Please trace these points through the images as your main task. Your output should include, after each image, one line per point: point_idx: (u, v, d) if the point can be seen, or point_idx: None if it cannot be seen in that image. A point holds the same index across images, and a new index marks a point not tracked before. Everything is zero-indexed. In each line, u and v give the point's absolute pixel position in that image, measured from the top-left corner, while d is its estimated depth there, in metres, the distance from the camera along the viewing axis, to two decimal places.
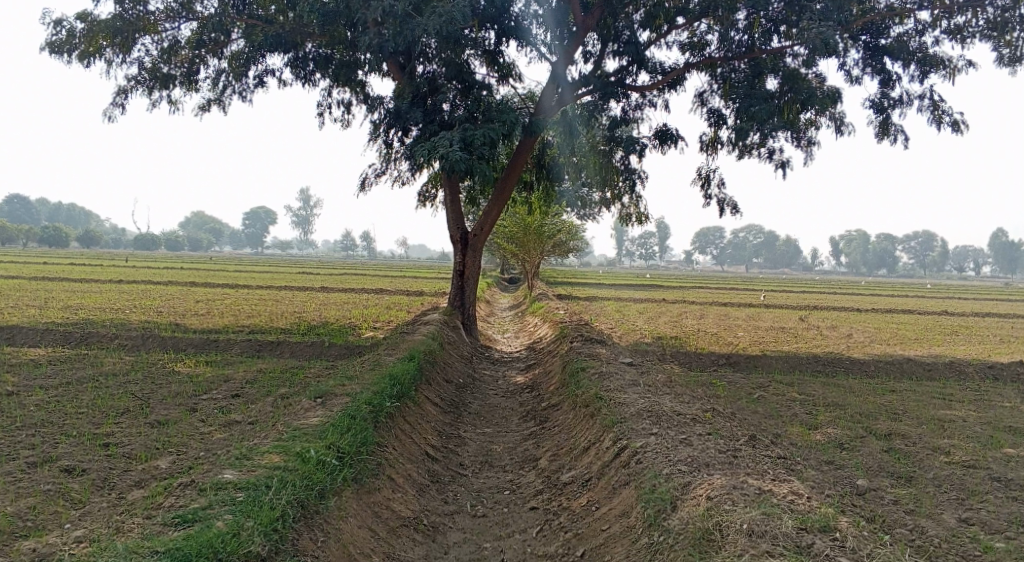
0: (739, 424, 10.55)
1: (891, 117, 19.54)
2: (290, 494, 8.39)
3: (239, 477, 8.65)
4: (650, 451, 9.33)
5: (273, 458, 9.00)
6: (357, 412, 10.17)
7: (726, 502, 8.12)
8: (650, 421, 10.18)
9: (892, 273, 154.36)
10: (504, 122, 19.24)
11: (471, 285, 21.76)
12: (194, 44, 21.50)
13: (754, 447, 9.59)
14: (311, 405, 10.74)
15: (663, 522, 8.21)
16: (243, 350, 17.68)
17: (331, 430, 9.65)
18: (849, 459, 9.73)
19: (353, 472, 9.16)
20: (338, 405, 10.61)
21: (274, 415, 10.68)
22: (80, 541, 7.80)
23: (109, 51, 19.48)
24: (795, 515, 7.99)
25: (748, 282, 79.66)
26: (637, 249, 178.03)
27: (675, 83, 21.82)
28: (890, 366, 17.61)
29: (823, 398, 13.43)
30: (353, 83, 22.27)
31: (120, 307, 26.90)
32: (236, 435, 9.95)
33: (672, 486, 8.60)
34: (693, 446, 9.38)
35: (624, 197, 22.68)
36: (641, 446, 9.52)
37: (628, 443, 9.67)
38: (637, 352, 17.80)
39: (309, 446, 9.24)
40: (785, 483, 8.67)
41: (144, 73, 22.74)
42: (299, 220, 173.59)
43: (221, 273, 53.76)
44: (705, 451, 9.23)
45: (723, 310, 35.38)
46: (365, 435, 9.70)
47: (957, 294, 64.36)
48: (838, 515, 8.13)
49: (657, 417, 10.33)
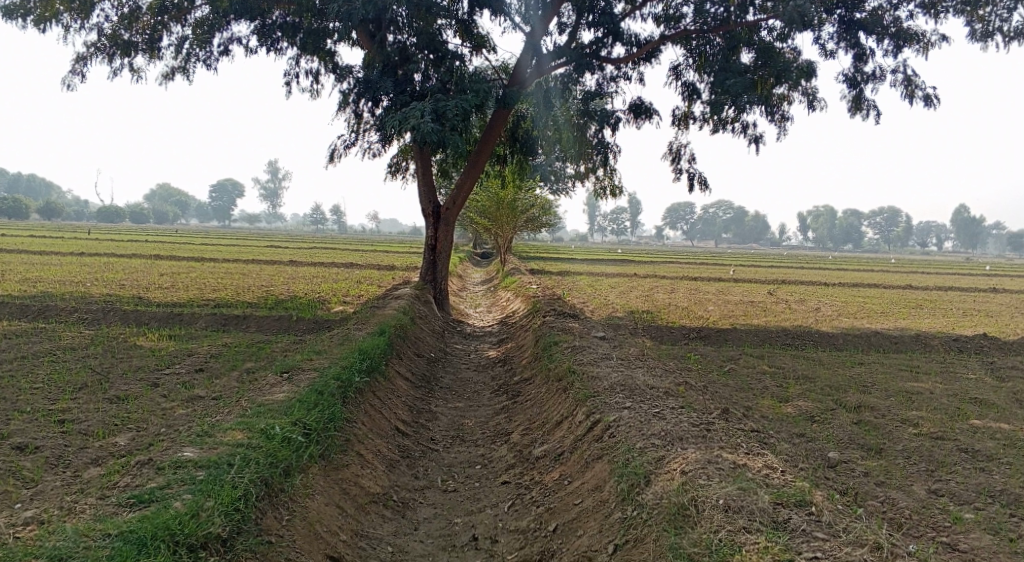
0: (712, 398, 10.50)
1: (864, 92, 19.53)
2: (252, 472, 8.15)
3: (200, 455, 8.42)
4: (623, 425, 9.24)
5: (237, 435, 8.78)
6: (324, 387, 9.95)
7: (701, 477, 8.05)
8: (624, 394, 10.08)
9: (858, 248, 156.30)
10: (476, 92, 18.93)
11: (442, 258, 21.51)
12: (156, 10, 20.86)
13: (728, 421, 9.54)
14: (277, 380, 10.50)
15: (637, 497, 8.14)
16: (208, 324, 17.33)
17: (297, 406, 9.43)
18: (821, 431, 9.72)
19: (320, 448, 8.96)
20: (305, 380, 10.39)
21: (238, 390, 10.43)
22: (31, 522, 7.55)
23: (66, 16, 18.82)
24: (771, 490, 7.94)
25: (717, 257, 80.16)
26: (608, 224, 178.34)
27: (649, 56, 21.60)
28: (858, 339, 17.72)
29: (794, 372, 13.44)
30: (321, 52, 21.76)
31: (81, 280, 26.30)
32: (199, 411, 9.70)
33: (646, 460, 8.52)
34: (667, 420, 9.30)
35: (597, 170, 22.50)
36: (614, 420, 9.42)
37: (601, 416, 9.58)
38: (608, 326, 17.73)
39: (273, 422, 9.02)
40: (759, 457, 8.62)
41: (104, 40, 22.04)
42: (267, 193, 171.41)
43: (187, 246, 52.90)
44: (679, 424, 9.16)
45: (693, 285, 35.46)
46: (333, 411, 9.49)
47: (922, 269, 65.16)
48: (813, 489, 8.10)
49: (630, 390, 10.24)
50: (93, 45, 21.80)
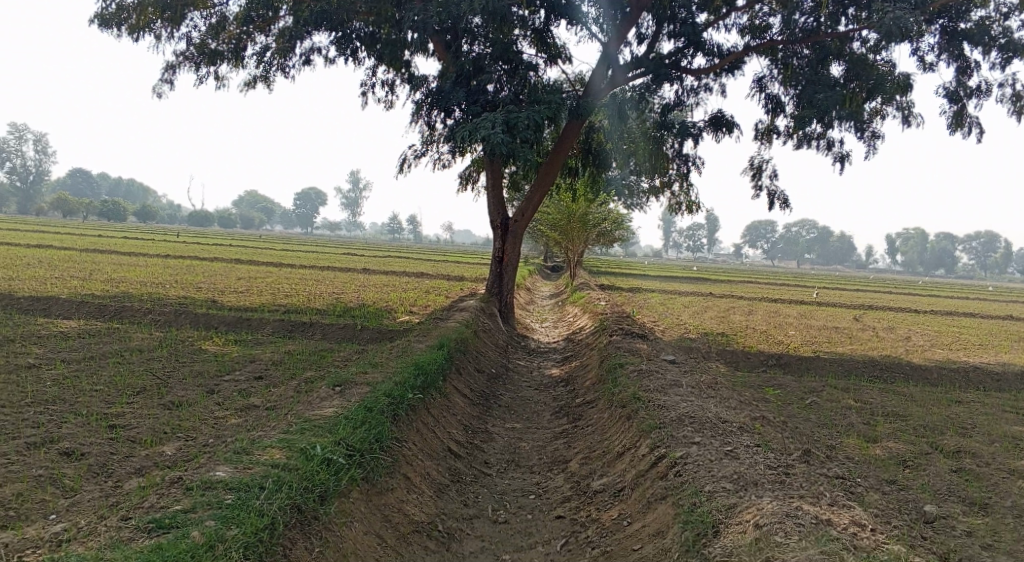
0: (789, 435, 9.71)
1: (967, 108, 18.30)
2: (284, 499, 7.80)
3: (233, 475, 8.12)
4: (691, 464, 8.56)
5: (275, 454, 8.45)
6: (375, 404, 9.57)
7: (778, 534, 7.32)
8: (693, 428, 9.39)
9: (950, 274, 149.85)
10: (550, 104, 18.48)
11: (511, 271, 21.06)
12: (243, 21, 21.10)
13: (808, 464, 8.75)
14: (328, 393, 10.18)
15: (703, 549, 7.50)
16: (275, 330, 17.26)
17: (343, 424, 9.07)
18: (913, 480, 8.84)
19: (362, 472, 8.56)
20: (357, 395, 10.03)
21: (290, 402, 10.15)
22: (53, 539, 7.41)
23: (159, 25, 19.11)
24: (859, 555, 7.14)
25: (798, 278, 77.70)
26: (686, 241, 175.55)
27: (733, 67, 20.77)
28: (953, 375, 16.47)
29: (881, 407, 12.45)
30: (398, 61, 21.65)
31: (161, 281, 26.80)
32: (248, 422, 9.45)
33: (715, 507, 7.86)
34: (738, 460, 8.59)
35: (674, 185, 21.75)
36: (681, 457, 8.76)
37: (667, 451, 8.93)
38: (681, 349, 16.95)
39: (315, 441, 8.67)
40: (845, 510, 7.80)
41: (192, 49, 22.41)
42: (348, 201, 174.65)
43: (267, 252, 53.87)
44: (753, 467, 8.44)
45: (772, 307, 34.14)
46: (381, 430, 9.10)
47: (1018, 300, 61.79)
48: (907, 554, 7.27)
49: (700, 423, 9.53)
50: (181, 54, 22.17)
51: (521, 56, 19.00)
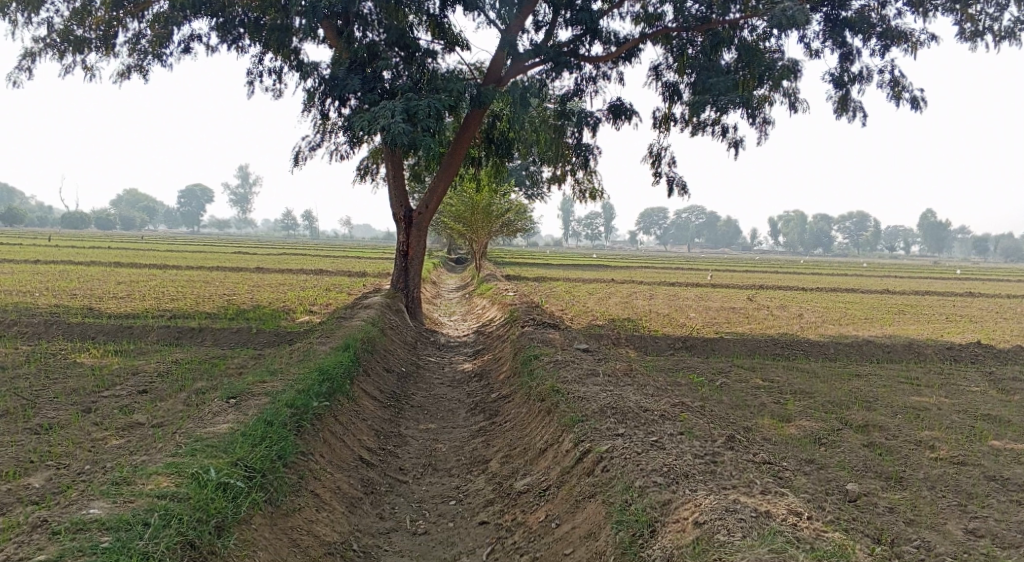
0: (713, 420, 9.57)
1: (851, 93, 18.79)
2: (173, 536, 7.01)
3: (109, 512, 7.20)
4: (618, 458, 8.29)
5: (161, 480, 7.67)
6: (276, 417, 8.91)
7: (720, 532, 7.01)
8: (616, 419, 9.13)
9: (829, 251, 157.30)
10: (449, 91, 17.97)
11: (414, 264, 20.44)
12: (110, 5, 19.67)
13: (735, 450, 8.61)
14: (223, 406, 9.41)
15: (641, 551, 7.18)
16: (160, 338, 16.13)
17: (241, 442, 8.36)
18: (831, 457, 8.87)
19: (263, 496, 7.89)
20: (255, 406, 9.30)
21: (180, 418, 9.34)
22: None
23: (15, 10, 17.56)
24: (807, 548, 6.89)
25: (690, 262, 79.82)
26: (581, 229, 177.98)
27: (629, 55, 20.73)
28: (850, 349, 16.91)
29: (790, 386, 12.56)
30: (285, 50, 20.64)
31: (31, 289, 24.90)
32: (131, 444, 8.61)
33: (649, 504, 7.57)
34: (665, 452, 8.37)
35: (576, 174, 21.63)
36: (607, 451, 8.47)
37: (592, 446, 8.63)
38: (589, 336, 16.79)
39: (208, 464, 7.91)
40: (781, 499, 7.66)
41: (55, 35, 20.76)
42: (236, 198, 168.93)
43: (153, 253, 51.33)
44: (682, 458, 8.23)
45: (671, 291, 34.67)
46: (284, 445, 8.46)
47: (891, 274, 65.30)
48: (849, 542, 7.14)
49: (622, 414, 9.28)
50: (42, 41, 20.51)
51: (416, 41, 18.42)
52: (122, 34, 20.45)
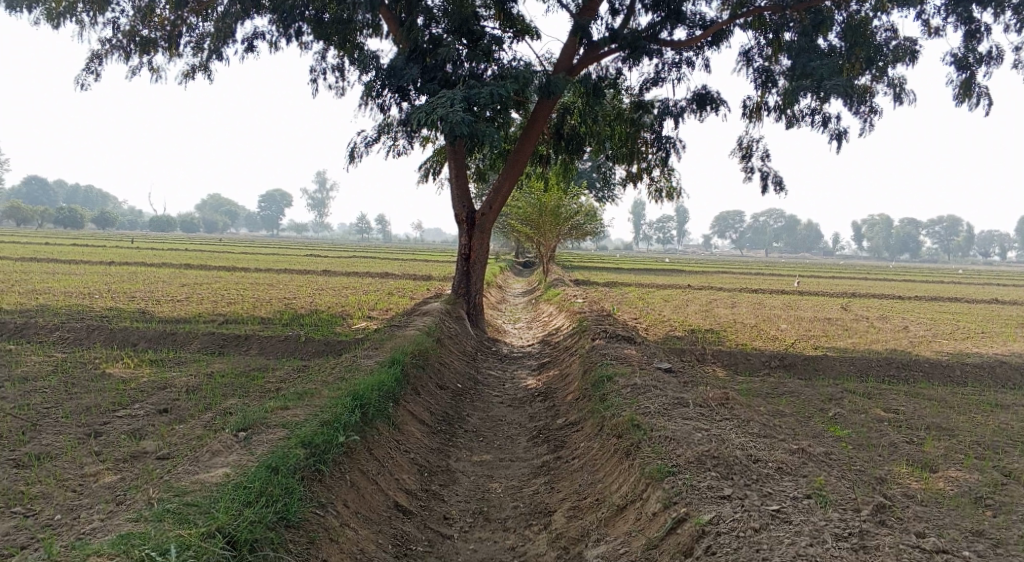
0: (840, 476, 7.81)
1: (976, 76, 16.44)
2: None
3: None
4: (725, 537, 6.80)
5: None
6: (282, 463, 7.60)
7: None
8: (715, 478, 7.57)
9: (916, 257, 150.32)
10: (516, 75, 16.39)
11: (478, 267, 18.81)
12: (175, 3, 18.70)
13: (891, 530, 6.99)
14: (227, 443, 8.13)
15: None
16: (204, 346, 14.89)
17: (228, 500, 7.08)
18: (1009, 530, 7.13)
19: None
20: (265, 445, 8.05)
21: (180, 455, 8.08)
22: None
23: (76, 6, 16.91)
24: None
25: (770, 269, 76.60)
26: (656, 234, 174.39)
27: (717, 39, 18.74)
28: (979, 370, 14.57)
29: (919, 419, 10.44)
30: (348, 44, 19.35)
31: (89, 291, 24.20)
32: (110, 493, 7.47)
33: None
34: (789, 532, 6.82)
35: (654, 171, 19.76)
36: (710, 524, 6.96)
37: (691, 515, 7.09)
38: (671, 352, 14.92)
39: (174, 537, 6.62)
40: None
41: (121, 36, 19.94)
42: (314, 201, 171.17)
43: (224, 255, 51.22)
44: (811, 543, 6.68)
45: (754, 299, 32.22)
46: (285, 505, 7.17)
47: (987, 281, 61.08)
48: None
49: (727, 468, 7.72)
50: (108, 42, 19.70)
51: (481, 27, 16.80)
52: (188, 34, 19.44)
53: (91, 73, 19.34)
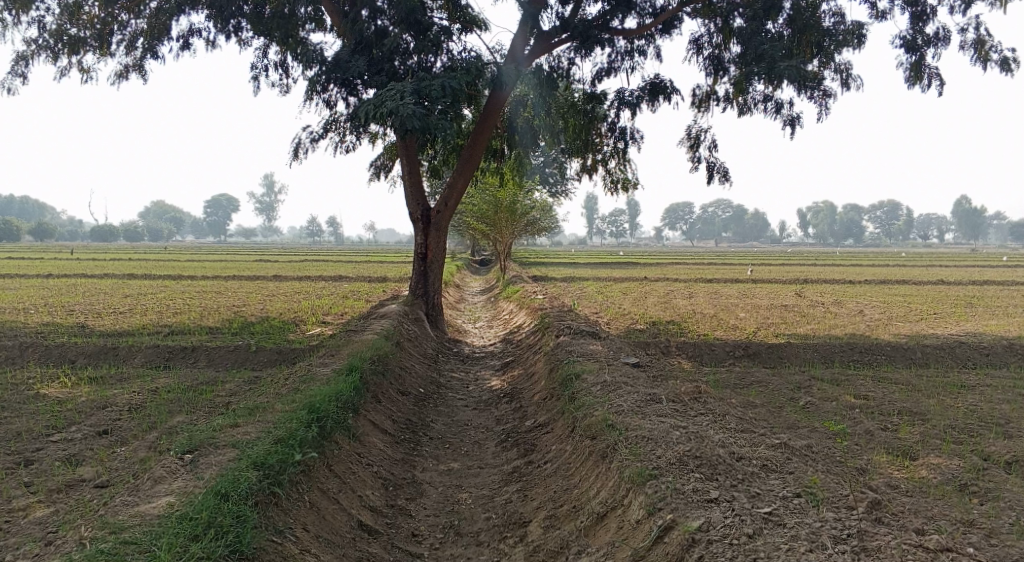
0: (825, 468, 7.84)
1: (925, 58, 16.44)
2: None
3: None
4: (717, 545, 6.70)
5: None
6: (232, 489, 7.12)
7: None
8: (700, 480, 7.49)
9: (860, 242, 153.38)
10: (467, 69, 16.01)
11: (435, 267, 18.33)
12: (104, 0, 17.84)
13: (886, 525, 7.00)
14: (172, 467, 7.62)
15: None
16: (148, 361, 14.17)
17: (171, 535, 6.59)
18: (1000, 518, 7.17)
19: None
20: (214, 469, 7.55)
21: (119, 484, 7.55)
22: None
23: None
24: None
25: (721, 258, 77.30)
26: (608, 227, 175.15)
27: (667, 27, 18.52)
28: (941, 352, 14.55)
29: (891, 404, 10.27)
30: (290, 40, 18.66)
31: (25, 307, 23.09)
32: (41, 530, 6.94)
33: None
34: (784, 537, 6.78)
35: (608, 162, 19.47)
36: (700, 531, 6.85)
37: (678, 522, 6.97)
38: (635, 346, 14.62)
39: None
40: None
41: (48, 36, 18.98)
42: (261, 206, 168.31)
43: (171, 264, 49.79)
44: (809, 546, 6.65)
45: (711, 289, 32.22)
46: (237, 538, 6.69)
47: (932, 263, 62.29)
48: None
49: (711, 468, 7.65)
50: (34, 43, 18.73)
51: (429, 18, 16.29)
52: (119, 31, 18.59)
53: (17, 76, 18.38)
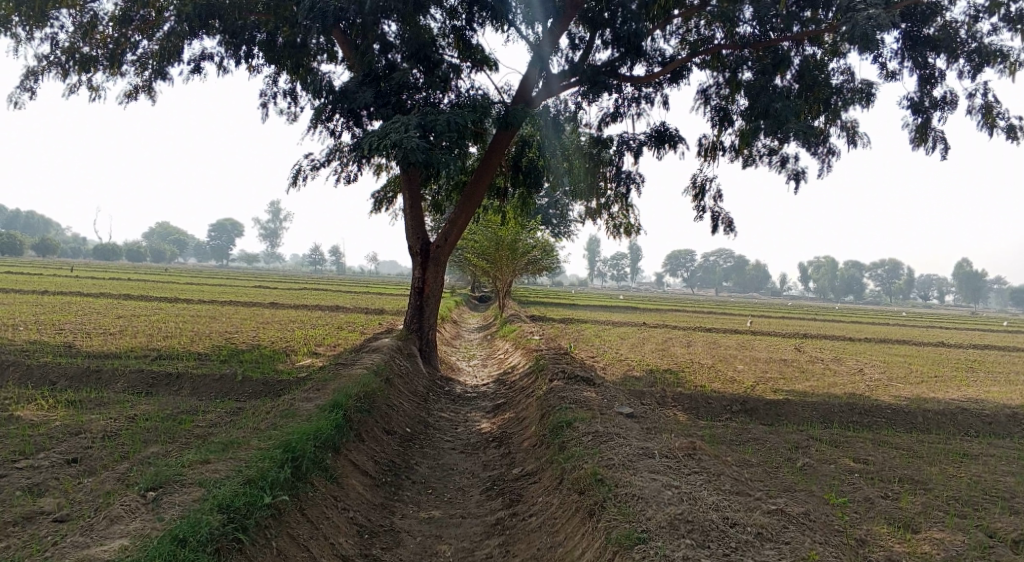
0: (823, 540, 7.67)
1: (931, 120, 16.33)
2: None
3: None
4: None
5: None
6: (189, 533, 7.43)
7: None
8: (690, 547, 7.45)
9: (860, 299, 153.10)
10: (475, 107, 15.93)
11: (432, 302, 18.03)
12: (118, 21, 17.79)
13: None
14: (132, 505, 7.86)
15: None
16: (131, 385, 13.84)
17: None
18: None
19: None
20: (175, 509, 7.81)
21: (80, 516, 7.85)
22: None
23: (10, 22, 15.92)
24: None
25: (722, 306, 76.87)
26: (609, 271, 175.02)
27: (676, 76, 18.48)
28: (943, 417, 14.19)
29: (891, 471, 9.91)
30: (300, 69, 18.58)
31: (14, 322, 22.73)
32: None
33: None
34: None
35: (612, 207, 19.27)
36: None
37: None
38: (630, 395, 14.29)
39: None
40: None
41: (60, 53, 18.90)
42: (265, 232, 168.39)
43: (168, 285, 49.31)
44: None
45: (711, 338, 31.81)
46: None
47: (933, 323, 61.86)
48: None
49: (702, 534, 7.59)
50: (45, 59, 18.63)
51: (439, 54, 16.22)
52: (132, 52, 18.50)
53: (25, 91, 18.27)
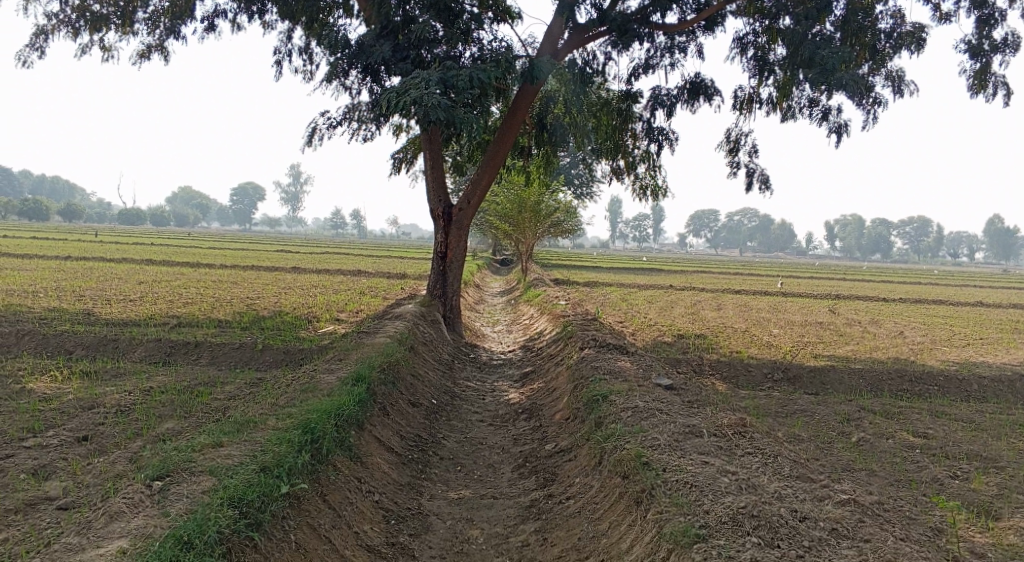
0: (902, 533, 7.27)
1: (992, 64, 15.29)
2: None
3: None
4: None
5: None
6: (198, 529, 6.92)
7: None
8: (757, 545, 6.92)
9: (888, 258, 150.84)
10: (499, 61, 15.09)
11: (456, 267, 17.40)
12: None
13: None
14: (136, 497, 7.40)
15: None
16: (148, 354, 13.37)
17: None
18: None
19: None
20: (183, 501, 7.32)
21: (81, 508, 7.38)
22: None
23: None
24: None
25: (747, 267, 75.80)
26: (632, 232, 173.56)
27: (710, 24, 17.50)
28: (999, 384, 13.43)
29: (954, 447, 9.24)
30: (316, 25, 17.79)
31: (34, 290, 22.42)
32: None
33: None
34: None
35: (638, 166, 18.51)
36: None
37: None
38: (665, 363, 13.65)
39: None
40: None
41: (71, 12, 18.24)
42: (287, 196, 168.46)
43: (190, 251, 49.13)
44: None
45: (740, 300, 31.01)
46: None
47: (966, 282, 60.49)
48: None
49: (770, 531, 7.07)
50: (55, 18, 17.99)
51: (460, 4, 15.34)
52: (144, 9, 17.80)
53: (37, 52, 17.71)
